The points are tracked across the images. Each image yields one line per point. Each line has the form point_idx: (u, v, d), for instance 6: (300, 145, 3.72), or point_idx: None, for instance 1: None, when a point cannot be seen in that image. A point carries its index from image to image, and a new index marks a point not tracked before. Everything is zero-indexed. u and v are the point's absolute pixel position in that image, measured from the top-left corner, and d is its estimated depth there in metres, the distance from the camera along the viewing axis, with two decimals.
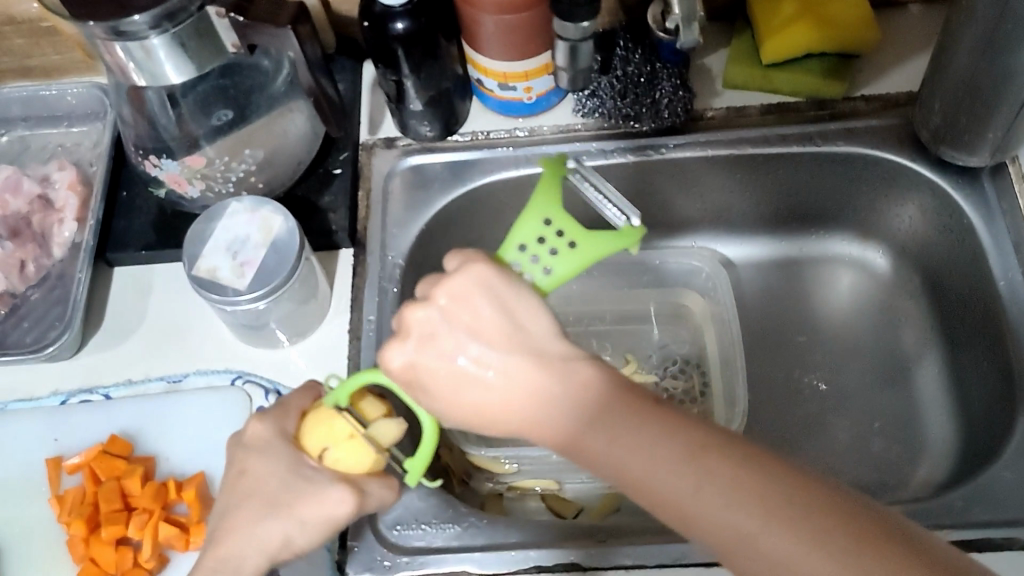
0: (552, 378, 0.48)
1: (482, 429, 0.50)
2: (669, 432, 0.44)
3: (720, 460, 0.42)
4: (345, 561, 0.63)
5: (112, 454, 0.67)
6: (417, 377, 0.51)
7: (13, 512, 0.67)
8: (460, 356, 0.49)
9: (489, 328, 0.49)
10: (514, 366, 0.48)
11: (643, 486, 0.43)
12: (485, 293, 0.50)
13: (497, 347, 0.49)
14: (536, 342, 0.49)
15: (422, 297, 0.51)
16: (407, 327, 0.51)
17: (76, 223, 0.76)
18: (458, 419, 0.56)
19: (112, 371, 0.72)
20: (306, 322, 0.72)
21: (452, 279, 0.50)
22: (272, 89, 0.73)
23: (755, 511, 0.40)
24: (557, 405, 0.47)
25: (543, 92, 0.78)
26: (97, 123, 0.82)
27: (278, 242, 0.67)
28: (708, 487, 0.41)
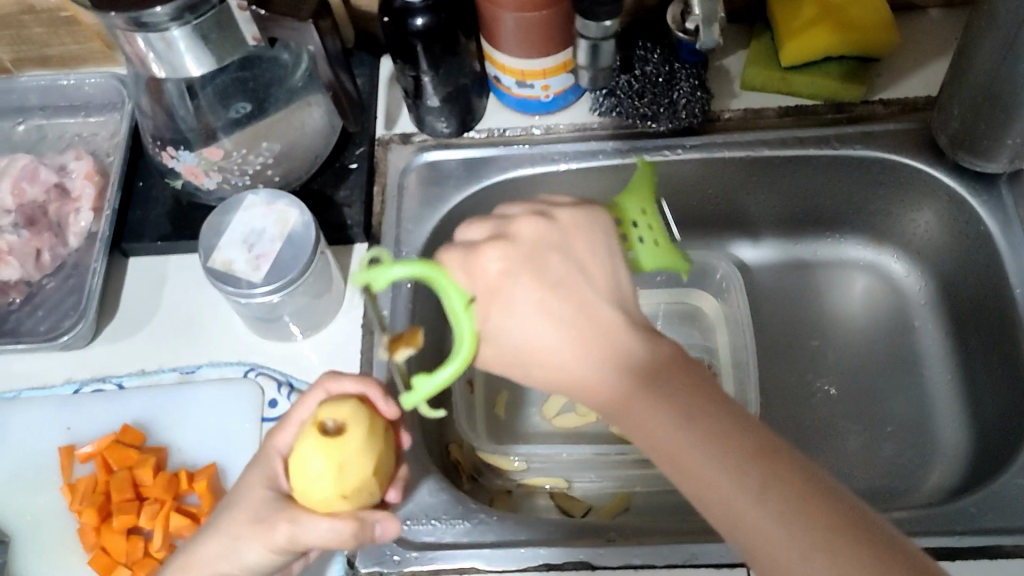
0: (631, 342, 0.50)
1: (531, 365, 0.51)
2: (736, 427, 0.46)
3: (787, 466, 0.44)
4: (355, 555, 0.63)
5: (125, 444, 0.67)
6: (504, 289, 0.51)
7: (25, 498, 0.67)
8: (548, 293, 0.50)
9: (594, 274, 0.52)
10: (609, 325, 0.50)
11: (673, 454, 0.46)
12: (599, 242, 0.53)
13: (601, 298, 0.51)
14: (625, 304, 0.52)
15: (542, 214, 0.53)
16: (518, 235, 0.52)
17: (92, 213, 0.76)
18: (497, 351, 0.51)
19: (125, 361, 0.73)
20: (320, 315, 0.72)
21: (575, 212, 0.54)
22: (291, 82, 0.73)
23: (829, 545, 0.41)
24: (620, 374, 0.49)
25: (561, 91, 0.78)
26: (114, 113, 0.82)
27: (294, 236, 0.68)
28: (774, 497, 0.43)
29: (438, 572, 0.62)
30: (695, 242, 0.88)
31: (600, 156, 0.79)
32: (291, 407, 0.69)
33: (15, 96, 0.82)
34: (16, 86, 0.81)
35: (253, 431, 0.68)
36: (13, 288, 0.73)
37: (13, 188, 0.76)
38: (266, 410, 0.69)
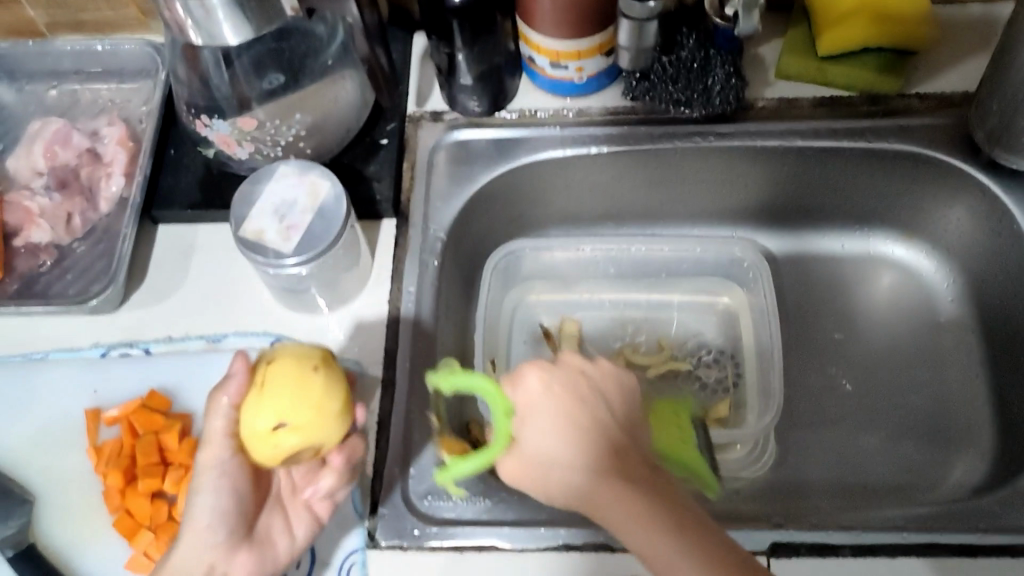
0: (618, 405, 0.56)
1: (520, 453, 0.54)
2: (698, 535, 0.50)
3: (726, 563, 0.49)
4: (375, 528, 0.63)
5: (152, 409, 0.68)
6: (561, 387, 0.54)
7: (51, 458, 0.68)
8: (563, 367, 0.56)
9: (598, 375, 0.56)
10: (582, 393, 0.54)
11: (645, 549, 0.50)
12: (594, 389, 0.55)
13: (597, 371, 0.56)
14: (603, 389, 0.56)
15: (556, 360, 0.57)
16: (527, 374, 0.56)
17: (124, 178, 0.76)
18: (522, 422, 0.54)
19: (153, 327, 0.73)
20: (347, 289, 0.72)
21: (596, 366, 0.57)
22: (325, 56, 0.73)
23: None
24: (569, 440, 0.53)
25: (595, 73, 0.78)
26: (147, 80, 0.83)
27: (325, 209, 0.68)
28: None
29: (457, 548, 0.62)
30: (722, 231, 0.88)
31: (631, 140, 0.79)
32: None
33: (50, 60, 0.82)
34: (51, 50, 0.81)
35: None
36: (44, 250, 0.73)
37: (47, 151, 0.76)
38: None
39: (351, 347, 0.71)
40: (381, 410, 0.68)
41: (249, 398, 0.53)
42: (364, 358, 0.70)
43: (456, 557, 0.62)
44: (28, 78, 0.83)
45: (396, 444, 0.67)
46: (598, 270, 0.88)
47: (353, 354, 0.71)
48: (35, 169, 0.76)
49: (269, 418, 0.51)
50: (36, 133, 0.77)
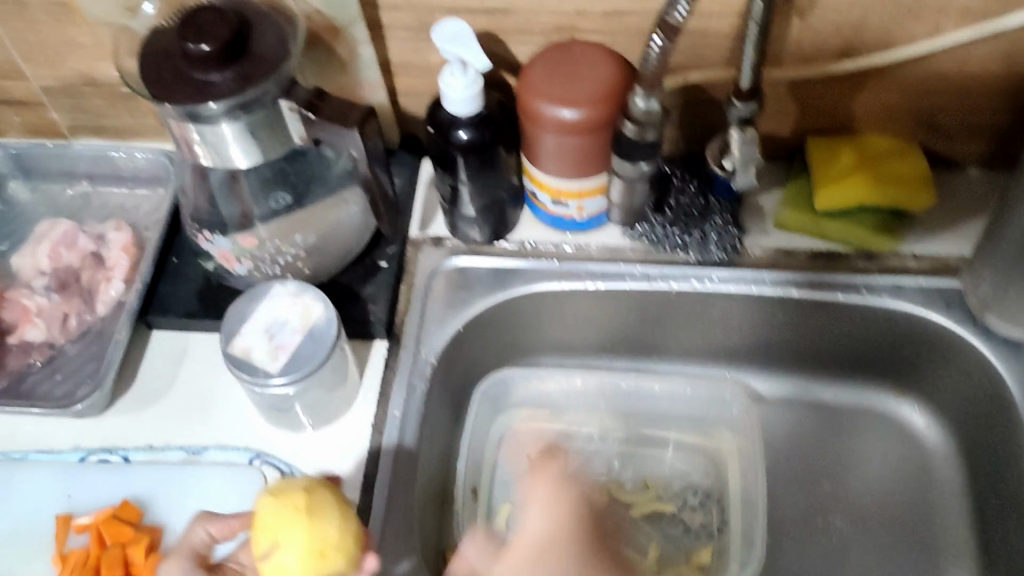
0: None
1: None
2: None
3: None
4: None
5: (123, 522, 0.67)
6: None
7: (16, 565, 0.67)
8: None
9: None
10: None
11: None
12: None
13: None
14: None
15: None
16: None
17: (123, 284, 0.76)
18: None
19: (136, 434, 0.73)
20: (333, 409, 0.72)
21: None
22: (330, 177, 0.74)
23: None
24: None
25: (595, 212, 0.79)
26: (158, 187, 0.84)
27: (316, 330, 0.68)
28: None
29: None
30: (715, 371, 0.87)
31: (628, 278, 0.79)
32: None
33: (64, 162, 0.84)
34: (68, 152, 0.83)
35: None
36: (37, 349, 0.74)
37: (51, 251, 0.77)
38: None
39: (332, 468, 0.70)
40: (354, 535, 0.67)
41: (262, 509, 0.55)
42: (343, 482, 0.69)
43: None
44: (43, 178, 0.85)
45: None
46: (589, 401, 0.87)
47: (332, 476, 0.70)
48: (38, 268, 0.77)
49: (274, 510, 0.54)
50: (42, 233, 0.79)
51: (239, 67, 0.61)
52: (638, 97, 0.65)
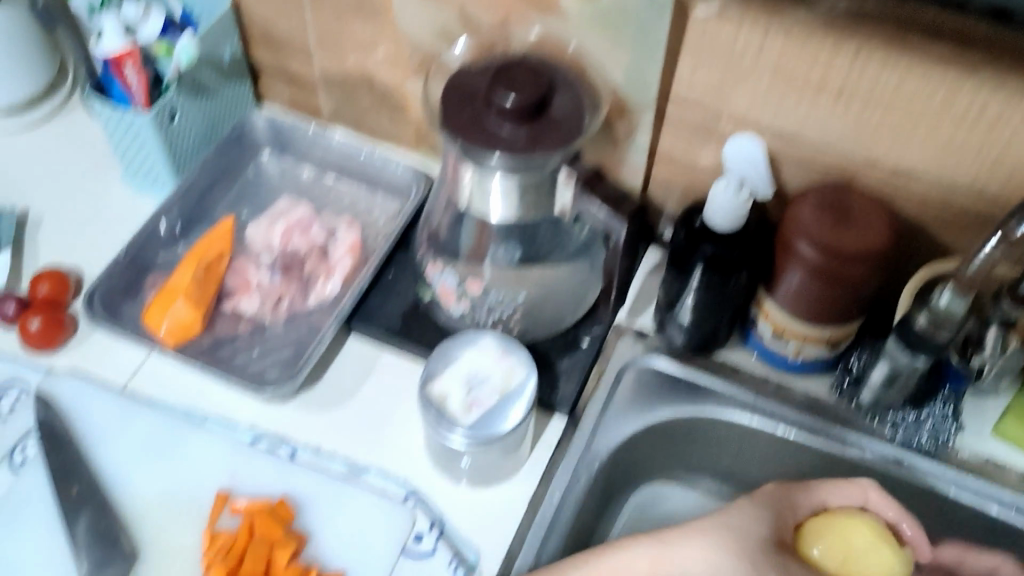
0: None
1: None
2: None
3: None
4: None
5: (277, 517, 0.68)
6: None
7: (168, 520, 0.69)
8: None
9: None
10: None
11: None
12: None
13: None
14: None
15: None
16: None
17: (340, 283, 0.79)
18: None
19: (309, 431, 0.75)
20: (495, 472, 0.72)
21: None
22: (567, 243, 0.73)
23: None
24: None
25: (810, 358, 0.75)
26: (395, 199, 0.86)
27: (514, 397, 0.67)
28: None
29: None
30: None
31: (823, 436, 0.74)
32: (436, 550, 0.68)
33: (321, 150, 0.88)
34: (327, 142, 0.87)
35: (389, 555, 0.68)
36: (245, 320, 0.77)
37: (285, 230, 0.81)
38: (410, 543, 0.69)
39: (482, 529, 0.70)
40: None
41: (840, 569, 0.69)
42: (489, 547, 0.69)
43: None
44: (295, 158, 0.89)
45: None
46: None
47: (481, 538, 0.70)
48: (268, 244, 0.81)
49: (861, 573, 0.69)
50: (282, 211, 0.83)
51: (532, 127, 0.64)
52: (945, 293, 0.61)
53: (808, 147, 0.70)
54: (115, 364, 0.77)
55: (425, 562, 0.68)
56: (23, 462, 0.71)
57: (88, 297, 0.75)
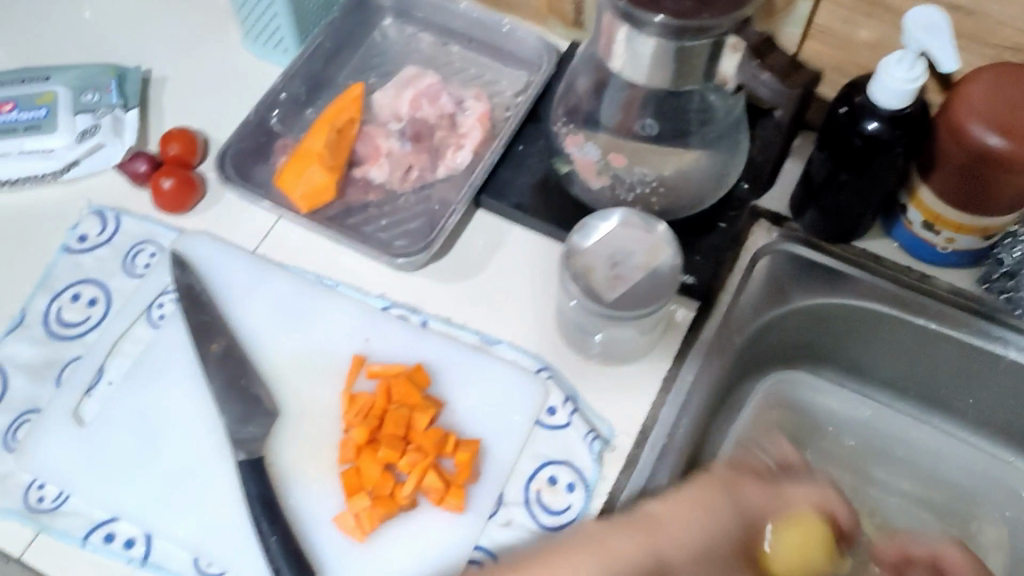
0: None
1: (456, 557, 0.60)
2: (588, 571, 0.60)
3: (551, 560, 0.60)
4: None
5: (414, 383, 0.68)
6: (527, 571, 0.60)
7: (306, 382, 0.70)
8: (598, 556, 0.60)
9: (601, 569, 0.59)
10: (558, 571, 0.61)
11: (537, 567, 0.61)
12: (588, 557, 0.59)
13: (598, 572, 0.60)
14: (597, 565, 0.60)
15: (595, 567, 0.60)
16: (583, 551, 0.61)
17: (471, 155, 0.77)
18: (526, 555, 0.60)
19: (439, 302, 0.74)
20: (628, 351, 0.71)
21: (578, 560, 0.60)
22: (716, 120, 0.69)
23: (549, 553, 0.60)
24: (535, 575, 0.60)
25: (961, 249, 0.71)
26: (522, 70, 0.83)
27: (660, 273, 0.65)
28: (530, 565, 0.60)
29: None
30: (1006, 456, 0.79)
31: (965, 330, 0.73)
32: (569, 424, 0.68)
33: (445, 17, 0.85)
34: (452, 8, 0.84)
35: (524, 427, 0.68)
36: (375, 188, 0.77)
37: (413, 98, 0.79)
38: (544, 415, 0.69)
39: (616, 407, 0.70)
40: (617, 482, 0.67)
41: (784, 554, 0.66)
42: (623, 424, 0.69)
43: None
44: (418, 25, 0.86)
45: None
46: (871, 435, 0.82)
47: (614, 415, 0.69)
48: (395, 112, 0.79)
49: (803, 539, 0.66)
50: (409, 79, 0.80)
51: None
52: None
53: (987, 23, 0.66)
54: (245, 230, 0.77)
55: (560, 434, 0.68)
56: (163, 316, 0.72)
57: (221, 162, 0.75)
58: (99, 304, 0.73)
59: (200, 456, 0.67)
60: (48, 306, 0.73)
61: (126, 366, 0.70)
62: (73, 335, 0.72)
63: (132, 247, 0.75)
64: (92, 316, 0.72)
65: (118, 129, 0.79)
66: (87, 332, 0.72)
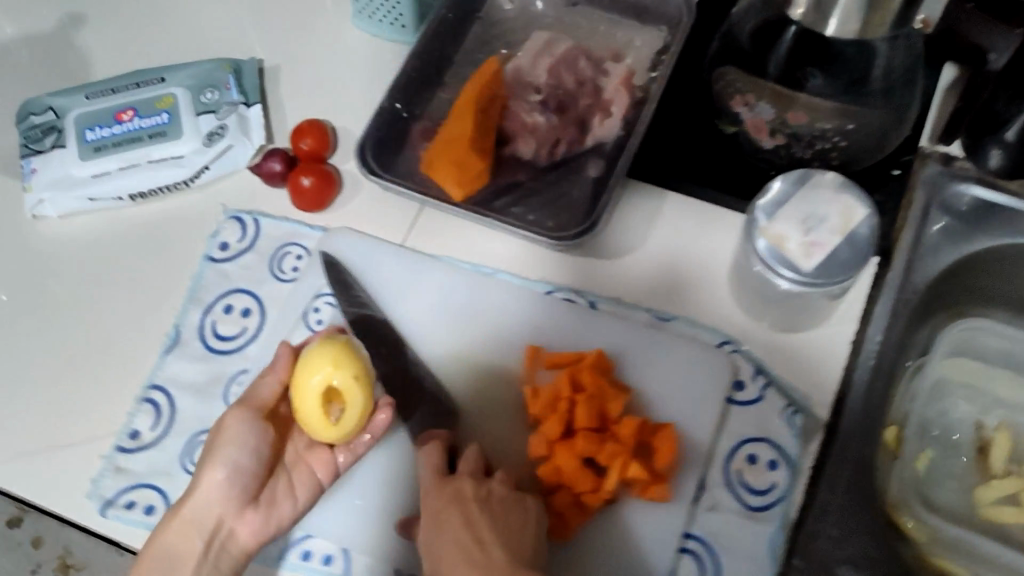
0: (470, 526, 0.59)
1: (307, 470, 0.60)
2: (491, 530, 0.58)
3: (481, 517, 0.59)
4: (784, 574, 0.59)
5: (598, 369, 0.64)
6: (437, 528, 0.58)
7: (482, 378, 0.67)
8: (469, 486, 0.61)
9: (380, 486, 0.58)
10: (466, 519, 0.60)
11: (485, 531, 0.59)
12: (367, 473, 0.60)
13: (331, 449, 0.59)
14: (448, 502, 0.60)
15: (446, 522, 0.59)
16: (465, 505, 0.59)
17: (620, 122, 0.73)
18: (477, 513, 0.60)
19: (603, 280, 0.71)
20: (812, 317, 0.67)
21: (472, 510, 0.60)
22: (886, 64, 0.65)
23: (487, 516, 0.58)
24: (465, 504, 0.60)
25: None
26: (654, 26, 0.78)
27: (856, 236, 0.62)
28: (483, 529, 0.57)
29: None
30: None
31: None
32: (762, 398, 0.65)
33: None
34: None
35: (717, 406, 0.65)
36: (522, 167, 0.73)
37: (553, 68, 0.76)
38: (734, 391, 0.66)
39: (807, 377, 0.66)
40: (818, 455, 0.63)
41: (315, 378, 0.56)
42: (817, 395, 0.66)
43: None
44: None
45: (825, 497, 0.62)
46: None
47: (807, 386, 0.66)
48: (534, 85, 0.76)
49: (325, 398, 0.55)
50: (544, 47, 0.77)
51: None
52: None
53: None
54: (389, 222, 0.74)
55: (754, 411, 0.65)
56: (322, 321, 0.69)
57: (360, 151, 0.71)
58: (253, 313, 0.70)
59: (385, 465, 0.64)
60: (202, 320, 0.70)
61: None
62: (234, 348, 0.69)
63: (277, 250, 0.73)
64: (248, 326, 0.70)
65: (244, 128, 0.76)
66: (247, 344, 0.69)
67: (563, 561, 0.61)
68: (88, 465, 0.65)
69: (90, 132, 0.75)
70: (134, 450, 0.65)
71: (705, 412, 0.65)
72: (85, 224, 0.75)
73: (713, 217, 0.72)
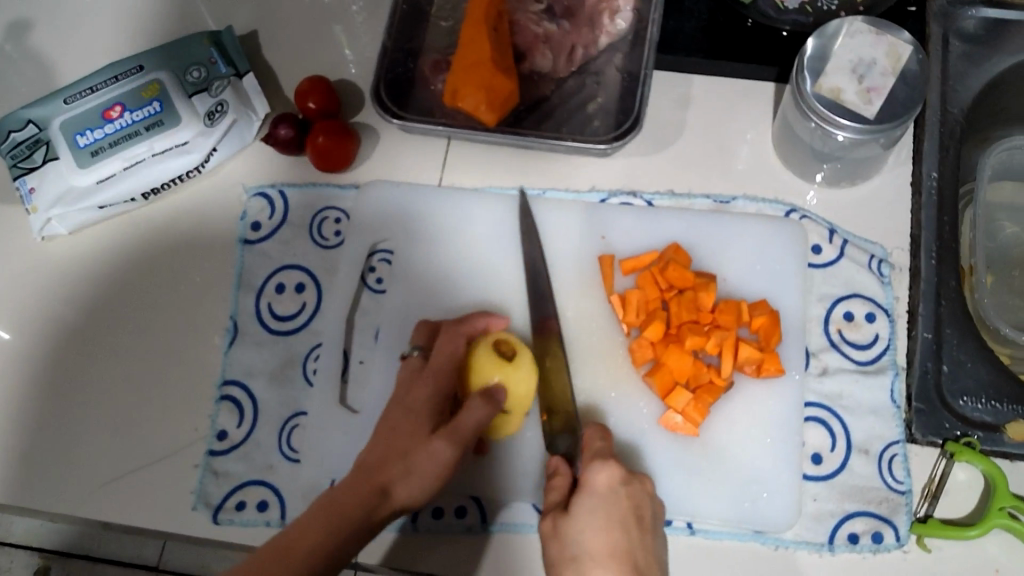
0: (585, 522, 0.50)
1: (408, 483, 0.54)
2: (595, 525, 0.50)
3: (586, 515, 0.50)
4: (909, 423, 0.60)
5: (679, 263, 0.62)
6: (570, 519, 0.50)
7: (564, 298, 0.65)
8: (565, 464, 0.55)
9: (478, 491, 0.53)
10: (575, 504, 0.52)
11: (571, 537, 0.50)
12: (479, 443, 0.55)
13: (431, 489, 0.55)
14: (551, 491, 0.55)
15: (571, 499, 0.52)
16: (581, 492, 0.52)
17: (631, 14, 0.71)
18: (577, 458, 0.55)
19: (652, 177, 0.69)
20: (868, 169, 0.66)
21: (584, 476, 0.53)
22: None
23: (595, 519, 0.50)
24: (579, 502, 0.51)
25: None
26: None
27: (909, 75, 0.61)
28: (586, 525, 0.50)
29: (1004, 455, 0.59)
30: None
31: None
32: (840, 257, 0.65)
33: None
34: None
35: (799, 274, 0.65)
36: (543, 82, 0.70)
37: None
38: (811, 256, 0.65)
39: (876, 227, 0.66)
40: (908, 300, 0.63)
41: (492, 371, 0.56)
42: (891, 241, 0.65)
43: (1004, 464, 0.59)
44: None
45: (928, 336, 0.62)
46: None
47: (878, 235, 0.66)
48: None
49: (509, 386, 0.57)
50: None
51: None
52: None
53: None
54: (420, 167, 0.72)
55: (834, 270, 0.65)
56: (381, 279, 0.67)
57: (376, 93, 0.68)
58: (308, 288, 0.67)
59: None
60: (257, 305, 0.67)
61: (371, 342, 0.66)
62: (298, 326, 0.66)
63: (314, 218, 0.70)
64: (307, 301, 0.67)
65: (245, 100, 0.71)
66: (310, 320, 0.66)
67: (694, 457, 0.61)
68: (185, 476, 0.63)
69: (82, 137, 0.67)
70: (227, 451, 0.63)
71: (789, 283, 0.65)
72: (104, 237, 0.71)
73: (742, 91, 0.71)
